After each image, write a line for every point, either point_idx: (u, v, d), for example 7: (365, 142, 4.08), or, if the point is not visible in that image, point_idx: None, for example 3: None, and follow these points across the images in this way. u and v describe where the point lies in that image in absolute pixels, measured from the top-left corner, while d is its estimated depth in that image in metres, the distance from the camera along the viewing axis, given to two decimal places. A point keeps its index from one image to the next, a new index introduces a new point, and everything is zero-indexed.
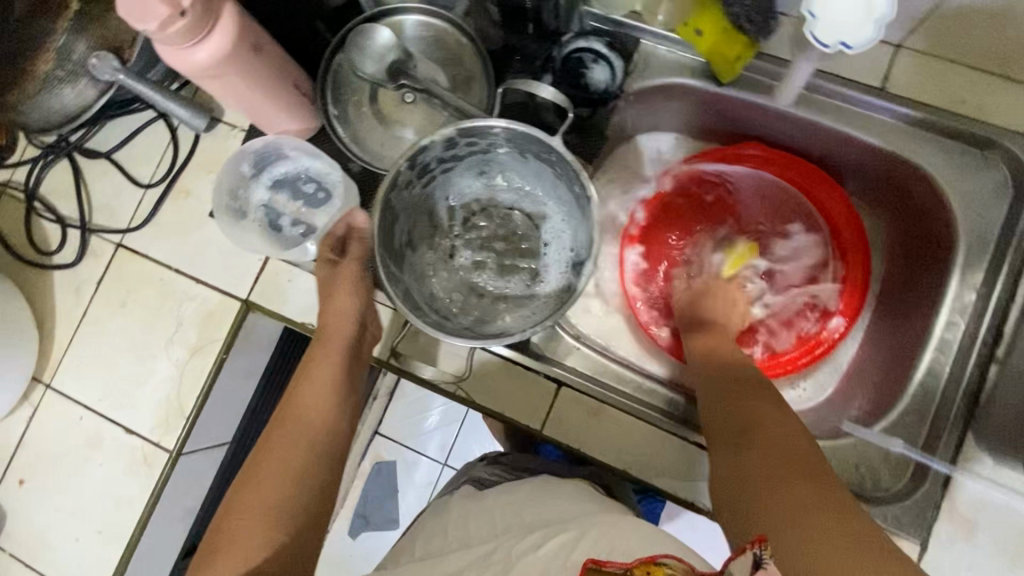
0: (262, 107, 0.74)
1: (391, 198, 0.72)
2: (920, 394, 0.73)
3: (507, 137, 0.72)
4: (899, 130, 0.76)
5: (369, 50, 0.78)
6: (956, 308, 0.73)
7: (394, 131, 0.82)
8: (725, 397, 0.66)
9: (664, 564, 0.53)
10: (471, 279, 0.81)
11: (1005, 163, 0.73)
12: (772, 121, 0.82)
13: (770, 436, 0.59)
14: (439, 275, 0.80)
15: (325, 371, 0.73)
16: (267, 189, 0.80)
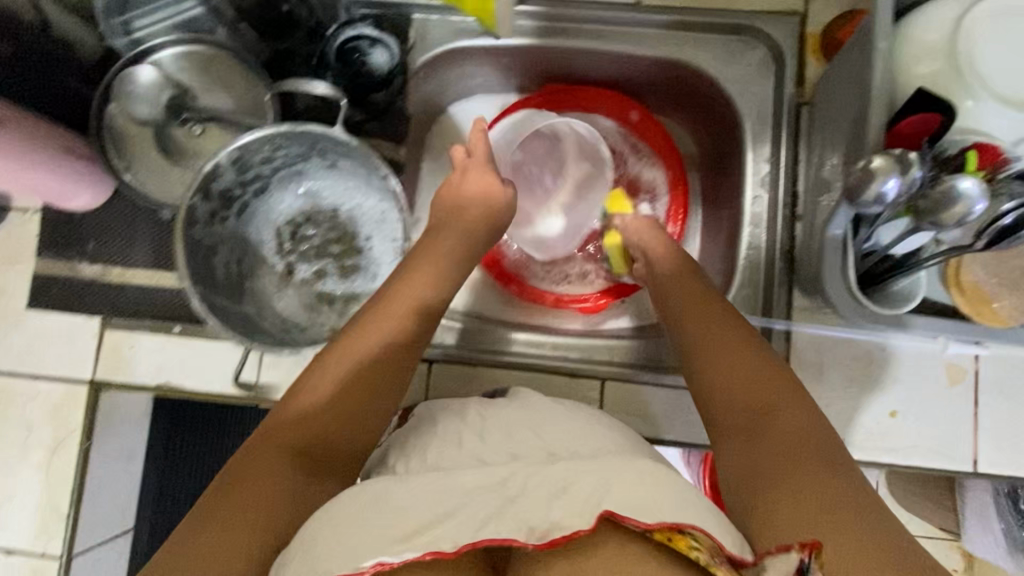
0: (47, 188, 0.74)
1: (194, 234, 0.70)
2: (748, 264, 0.78)
3: (295, 139, 0.71)
4: (662, 37, 0.82)
5: (139, 94, 0.77)
6: (757, 181, 0.79)
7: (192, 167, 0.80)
8: (719, 370, 0.66)
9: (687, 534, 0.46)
10: (315, 292, 0.80)
11: (758, 42, 0.80)
12: (557, 58, 0.86)
13: (782, 415, 0.61)
14: (283, 298, 0.79)
15: (417, 295, 0.69)
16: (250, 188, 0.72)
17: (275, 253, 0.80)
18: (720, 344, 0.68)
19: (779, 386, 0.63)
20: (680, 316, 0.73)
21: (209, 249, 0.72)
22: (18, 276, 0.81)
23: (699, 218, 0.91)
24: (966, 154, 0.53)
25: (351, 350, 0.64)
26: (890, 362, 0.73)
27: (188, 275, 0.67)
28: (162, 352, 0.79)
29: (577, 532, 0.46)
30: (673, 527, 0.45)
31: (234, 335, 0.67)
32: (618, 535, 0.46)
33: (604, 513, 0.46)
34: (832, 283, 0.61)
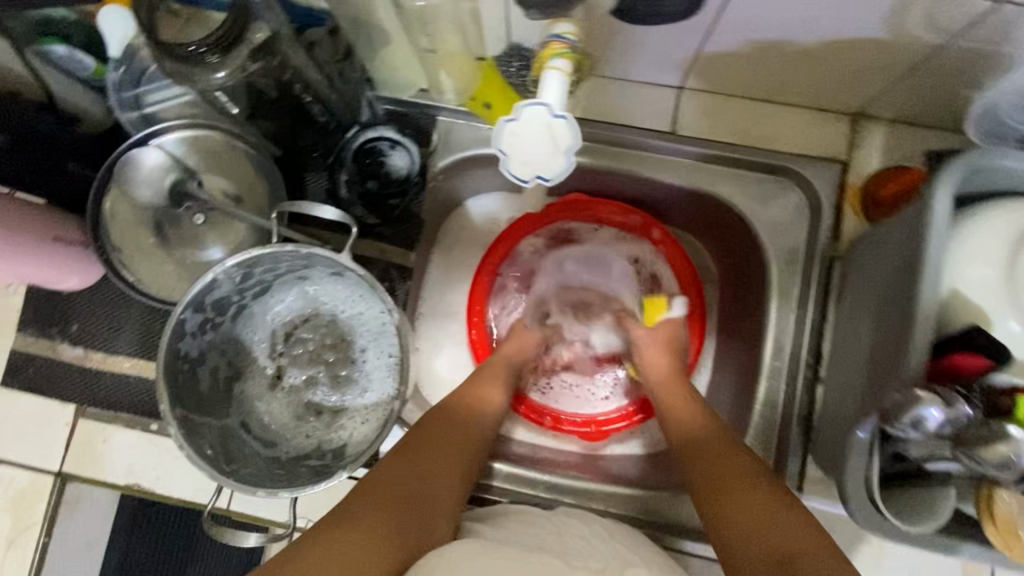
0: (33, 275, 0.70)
1: (176, 350, 0.65)
2: (762, 417, 0.74)
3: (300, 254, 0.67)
4: (695, 168, 0.78)
5: (141, 179, 0.74)
6: (780, 332, 0.75)
7: (188, 257, 0.76)
8: (737, 512, 0.59)
9: None
10: (303, 401, 0.76)
11: (796, 186, 0.76)
12: (583, 174, 0.82)
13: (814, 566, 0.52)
14: (268, 405, 0.75)
15: (486, 403, 0.73)
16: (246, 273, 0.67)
17: (265, 355, 0.76)
18: (727, 465, 0.63)
19: (805, 540, 0.55)
20: (690, 430, 0.69)
21: (195, 358, 0.69)
22: None
23: (712, 347, 0.87)
24: (1015, 398, 0.50)
25: (431, 433, 0.67)
26: (898, 546, 0.69)
27: (167, 397, 0.63)
28: (134, 451, 0.75)
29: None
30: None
31: (207, 467, 0.62)
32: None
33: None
34: (852, 489, 0.57)
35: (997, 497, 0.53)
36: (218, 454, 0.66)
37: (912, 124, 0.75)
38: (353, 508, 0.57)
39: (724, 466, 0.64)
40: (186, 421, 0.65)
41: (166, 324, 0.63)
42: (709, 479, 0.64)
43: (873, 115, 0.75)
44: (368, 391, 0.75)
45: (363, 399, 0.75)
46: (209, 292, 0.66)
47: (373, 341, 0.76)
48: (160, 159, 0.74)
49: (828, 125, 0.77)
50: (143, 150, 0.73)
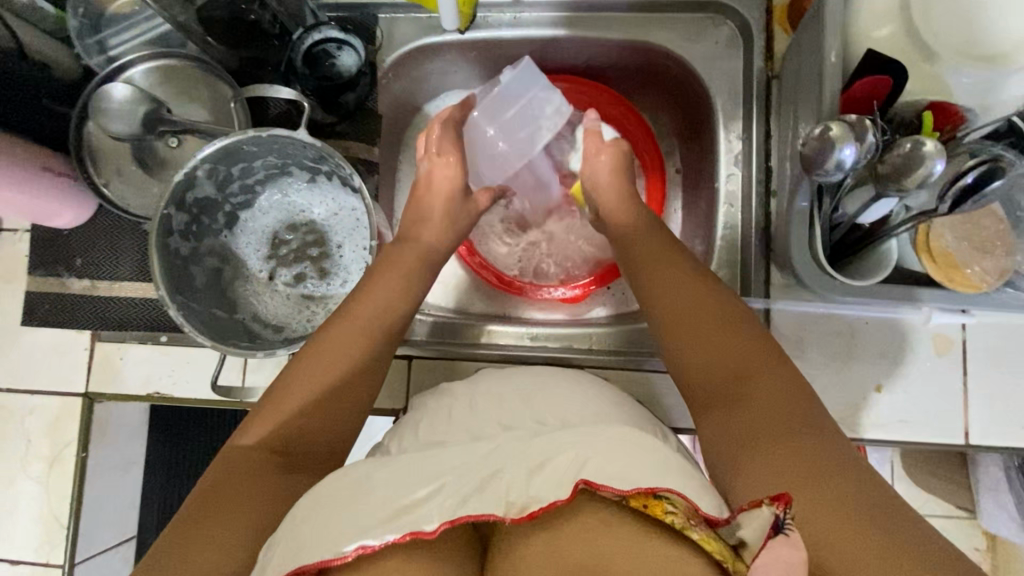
0: (24, 205, 0.74)
1: (165, 249, 0.70)
2: (725, 242, 0.78)
3: (260, 143, 0.72)
4: (628, 19, 0.81)
5: (111, 111, 0.77)
6: (731, 158, 0.78)
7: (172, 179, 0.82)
8: (659, 283, 0.68)
9: (664, 496, 0.48)
10: (300, 294, 0.81)
11: (726, 18, 0.79)
12: (525, 49, 0.85)
13: (729, 347, 0.61)
14: (265, 302, 0.80)
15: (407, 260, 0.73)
16: (206, 174, 0.72)
17: (257, 259, 0.82)
18: (664, 261, 0.69)
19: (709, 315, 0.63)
20: (670, 272, 0.67)
21: (187, 259, 0.74)
22: (13, 295, 0.84)
23: (679, 197, 0.90)
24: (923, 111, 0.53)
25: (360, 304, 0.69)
26: (873, 334, 0.71)
27: (167, 291, 0.68)
28: (152, 362, 0.81)
29: (555, 503, 0.48)
30: (647, 491, 0.48)
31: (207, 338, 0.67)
32: (597, 506, 0.49)
33: (580, 484, 0.49)
34: (799, 257, 0.59)
35: (935, 234, 0.57)
36: (220, 335, 0.72)
37: None
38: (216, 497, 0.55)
39: (698, 303, 0.64)
40: (187, 307, 0.71)
41: (152, 218, 0.68)
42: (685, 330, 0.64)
43: None
44: (351, 274, 0.81)
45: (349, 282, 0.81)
46: (188, 192, 0.71)
47: (350, 229, 0.82)
48: (127, 88, 0.77)
49: None
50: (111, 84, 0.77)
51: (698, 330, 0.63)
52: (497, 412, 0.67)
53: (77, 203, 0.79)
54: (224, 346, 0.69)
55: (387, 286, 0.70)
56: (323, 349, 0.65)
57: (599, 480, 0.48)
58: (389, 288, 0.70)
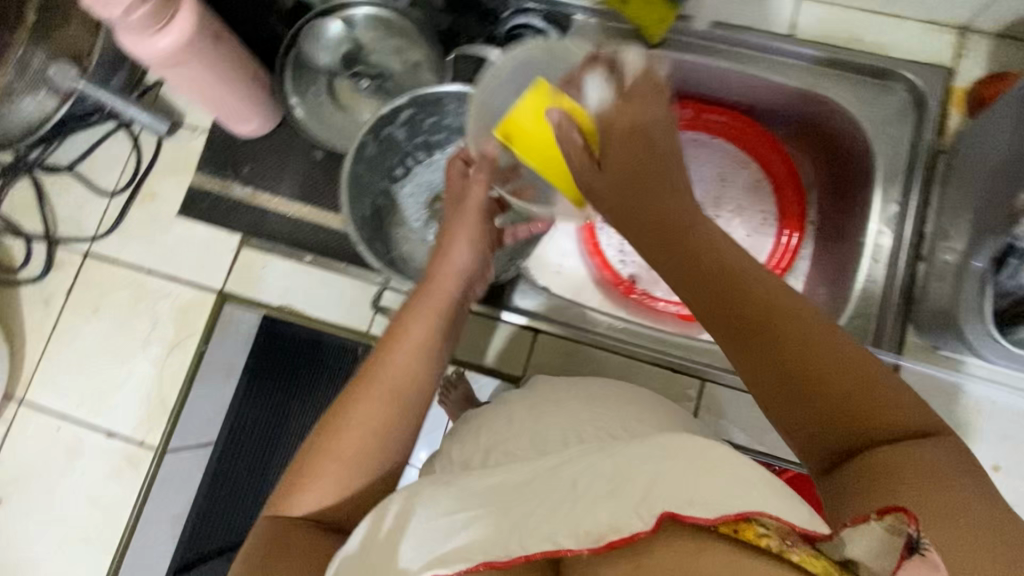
0: (218, 97, 0.77)
1: (353, 174, 0.75)
2: (864, 295, 0.79)
3: (459, 99, 0.77)
4: (808, 71, 0.86)
5: (323, 41, 0.83)
6: (883, 218, 0.80)
7: (353, 116, 0.87)
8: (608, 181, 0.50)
9: (764, 527, 0.36)
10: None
11: (903, 89, 0.83)
12: (701, 77, 0.90)
13: (783, 323, 0.44)
14: (412, 249, 0.84)
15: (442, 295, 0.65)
16: (401, 119, 0.77)
17: (413, 209, 0.85)
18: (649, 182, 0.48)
19: (703, 255, 0.46)
20: (720, 278, 0.45)
21: (361, 191, 0.78)
22: (175, 185, 0.88)
23: (810, 248, 0.93)
24: None
25: (395, 339, 0.61)
26: (994, 413, 0.74)
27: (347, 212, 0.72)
28: (291, 276, 0.84)
29: (637, 534, 0.37)
30: (737, 519, 0.36)
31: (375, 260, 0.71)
32: (685, 534, 0.37)
33: (664, 514, 0.37)
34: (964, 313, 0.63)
35: None
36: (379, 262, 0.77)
37: (1015, 38, 0.82)
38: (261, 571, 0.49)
39: (747, 280, 0.45)
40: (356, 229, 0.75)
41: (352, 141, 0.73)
42: (716, 313, 0.45)
43: (978, 28, 0.82)
44: None
45: None
46: (383, 130, 0.77)
47: None
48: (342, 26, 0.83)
49: (936, 35, 0.84)
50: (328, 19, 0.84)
51: (738, 309, 0.45)
52: (576, 402, 0.67)
53: (259, 109, 0.83)
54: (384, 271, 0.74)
55: (414, 331, 0.61)
56: (366, 389, 0.58)
57: (683, 510, 0.37)
58: (409, 339, 0.61)
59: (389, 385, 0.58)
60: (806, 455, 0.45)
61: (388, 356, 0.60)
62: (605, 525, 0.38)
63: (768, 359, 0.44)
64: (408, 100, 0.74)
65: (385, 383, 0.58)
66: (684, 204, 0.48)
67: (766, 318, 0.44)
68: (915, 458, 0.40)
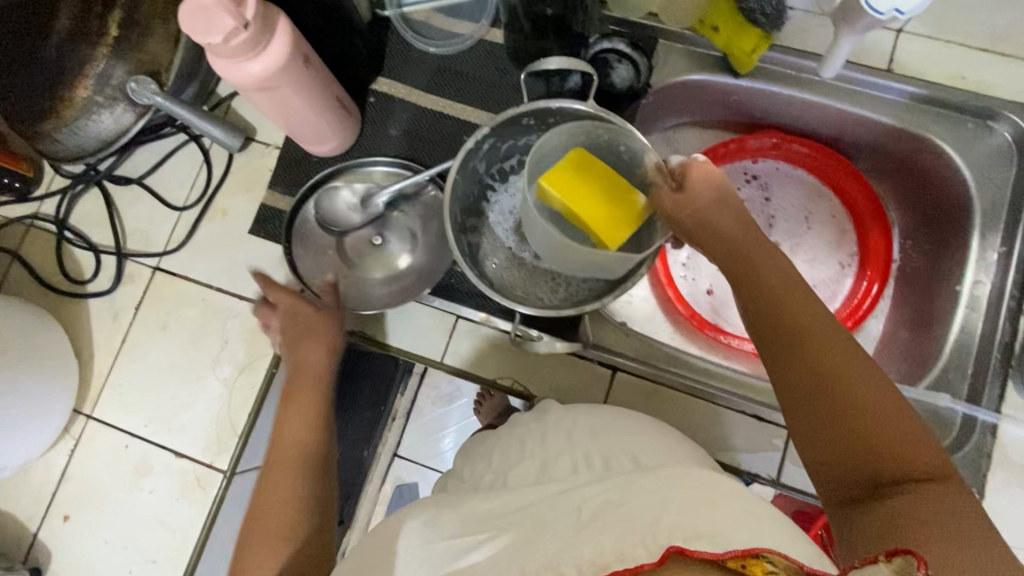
0: (302, 119, 0.75)
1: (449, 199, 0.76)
2: (960, 346, 0.77)
3: (538, 116, 0.75)
4: (907, 108, 0.82)
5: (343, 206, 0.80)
6: (981, 267, 0.78)
7: (385, 275, 0.82)
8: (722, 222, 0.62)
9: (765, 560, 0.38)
10: (545, 273, 0.82)
11: (1008, 130, 0.79)
12: (785, 107, 0.88)
13: (834, 365, 0.49)
14: (508, 273, 0.83)
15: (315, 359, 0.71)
16: (485, 147, 0.77)
17: (505, 234, 0.84)
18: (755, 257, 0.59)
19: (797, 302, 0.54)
20: (781, 303, 0.54)
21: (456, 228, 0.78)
22: (247, 203, 0.87)
23: (891, 289, 0.89)
24: None
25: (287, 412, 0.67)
26: None
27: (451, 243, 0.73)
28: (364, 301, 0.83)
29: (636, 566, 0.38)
30: (745, 554, 0.38)
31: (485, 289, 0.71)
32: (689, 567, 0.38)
33: (671, 547, 0.39)
34: None
35: None
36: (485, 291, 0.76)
37: None
38: None
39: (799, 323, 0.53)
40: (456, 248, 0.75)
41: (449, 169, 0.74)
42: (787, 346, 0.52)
43: None
44: None
45: None
46: (474, 155, 0.77)
47: None
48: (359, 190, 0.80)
49: None
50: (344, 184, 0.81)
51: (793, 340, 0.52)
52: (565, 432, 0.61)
53: (335, 127, 0.80)
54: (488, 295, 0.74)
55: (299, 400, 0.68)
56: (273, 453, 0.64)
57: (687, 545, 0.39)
58: (297, 417, 0.66)
59: (284, 456, 0.63)
60: (823, 490, 0.50)
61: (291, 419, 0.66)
62: (610, 555, 0.41)
63: (810, 394, 0.50)
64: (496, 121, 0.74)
65: (289, 453, 0.63)
66: (770, 258, 0.58)
67: (832, 357, 0.50)
68: (935, 498, 0.43)
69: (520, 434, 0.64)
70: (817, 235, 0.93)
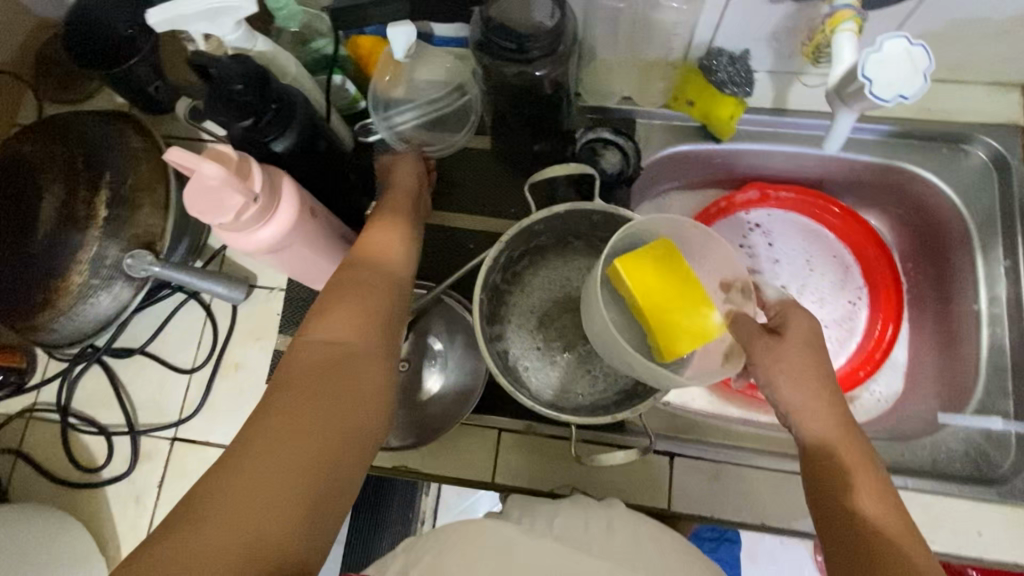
0: (314, 267, 0.74)
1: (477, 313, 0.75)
2: (992, 364, 0.79)
3: (545, 221, 0.77)
4: (884, 145, 0.86)
5: None
6: (989, 282, 0.82)
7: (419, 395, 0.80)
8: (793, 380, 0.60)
9: None
10: (581, 363, 0.81)
11: (982, 150, 0.84)
12: (769, 161, 0.91)
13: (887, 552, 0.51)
14: (538, 376, 0.81)
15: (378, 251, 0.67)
16: (502, 257, 0.78)
17: (528, 338, 0.83)
18: (824, 426, 0.58)
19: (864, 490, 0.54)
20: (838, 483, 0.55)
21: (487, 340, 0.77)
22: (259, 352, 0.84)
23: (907, 315, 0.91)
24: None
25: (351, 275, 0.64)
26: None
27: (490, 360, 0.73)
28: (398, 433, 0.79)
29: None
30: None
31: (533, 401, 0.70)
32: None
33: None
34: None
35: None
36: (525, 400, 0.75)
37: None
38: (192, 534, 0.43)
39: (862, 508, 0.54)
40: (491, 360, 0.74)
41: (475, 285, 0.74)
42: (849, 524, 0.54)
43: None
44: None
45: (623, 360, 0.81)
46: (494, 268, 0.78)
47: None
48: None
49: (1000, 96, 0.85)
50: None
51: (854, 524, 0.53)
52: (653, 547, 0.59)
53: None
54: (531, 403, 0.72)
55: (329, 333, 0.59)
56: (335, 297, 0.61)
57: None
58: (343, 333, 0.59)
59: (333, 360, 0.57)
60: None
61: (349, 285, 0.63)
62: None
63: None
64: (513, 230, 0.75)
65: (355, 298, 0.61)
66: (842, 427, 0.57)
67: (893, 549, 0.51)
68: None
69: (583, 520, 0.60)
70: (824, 275, 0.95)
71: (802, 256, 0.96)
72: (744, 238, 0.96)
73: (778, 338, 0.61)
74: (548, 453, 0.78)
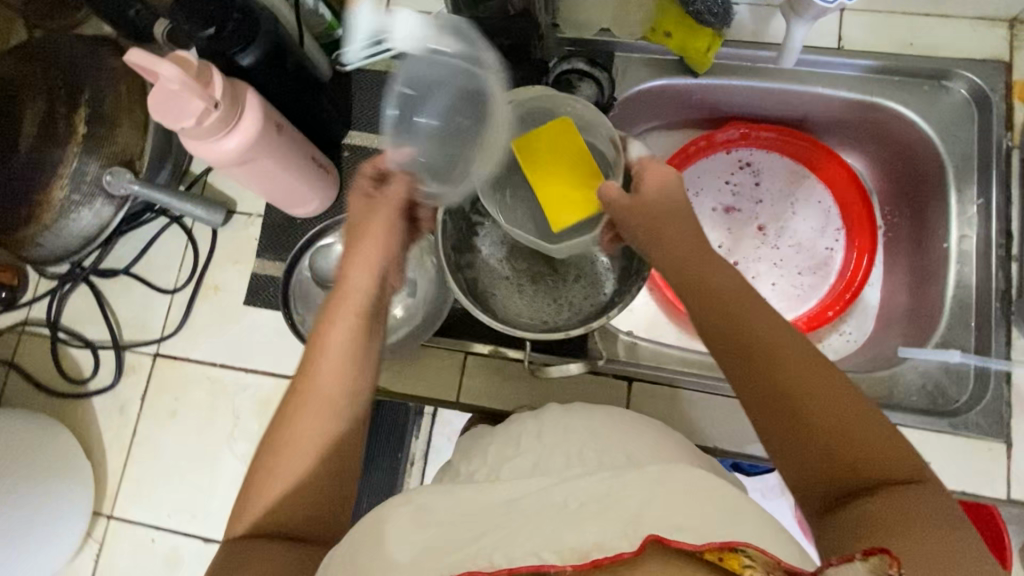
0: (283, 187, 0.76)
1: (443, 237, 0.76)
2: (958, 301, 0.79)
3: None
4: (864, 81, 0.85)
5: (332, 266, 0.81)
6: (964, 219, 0.80)
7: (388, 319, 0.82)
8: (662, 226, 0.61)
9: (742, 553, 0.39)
10: (548, 293, 0.83)
11: (963, 87, 0.82)
12: (748, 98, 0.90)
13: (781, 367, 0.50)
14: (504, 304, 0.82)
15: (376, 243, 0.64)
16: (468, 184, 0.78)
17: (497, 267, 0.84)
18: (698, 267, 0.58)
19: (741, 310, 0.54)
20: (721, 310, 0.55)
21: (453, 265, 0.79)
22: (237, 275, 0.87)
23: (881, 256, 0.91)
24: None
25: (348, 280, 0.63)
26: None
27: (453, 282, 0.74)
28: None
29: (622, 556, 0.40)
30: (723, 546, 0.39)
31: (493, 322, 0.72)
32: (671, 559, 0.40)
33: (649, 538, 0.40)
34: None
35: None
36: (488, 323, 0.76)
37: None
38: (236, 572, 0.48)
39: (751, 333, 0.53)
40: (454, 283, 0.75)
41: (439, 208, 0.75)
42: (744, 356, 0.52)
43: None
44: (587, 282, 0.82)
45: (589, 291, 0.82)
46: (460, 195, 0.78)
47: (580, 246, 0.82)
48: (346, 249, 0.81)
49: (986, 32, 0.83)
50: (331, 241, 0.82)
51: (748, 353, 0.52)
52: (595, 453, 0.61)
53: (315, 188, 0.81)
54: (492, 325, 0.74)
55: (309, 426, 0.54)
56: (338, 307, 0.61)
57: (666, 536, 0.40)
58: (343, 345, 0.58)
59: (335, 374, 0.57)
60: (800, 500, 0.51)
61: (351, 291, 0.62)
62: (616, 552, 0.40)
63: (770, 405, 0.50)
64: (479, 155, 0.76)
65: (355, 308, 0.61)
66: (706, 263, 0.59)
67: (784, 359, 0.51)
68: (920, 502, 0.45)
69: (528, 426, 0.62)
70: (801, 217, 0.95)
71: (779, 197, 0.95)
72: (722, 178, 0.96)
73: (684, 211, 0.62)
74: (511, 375, 0.81)
